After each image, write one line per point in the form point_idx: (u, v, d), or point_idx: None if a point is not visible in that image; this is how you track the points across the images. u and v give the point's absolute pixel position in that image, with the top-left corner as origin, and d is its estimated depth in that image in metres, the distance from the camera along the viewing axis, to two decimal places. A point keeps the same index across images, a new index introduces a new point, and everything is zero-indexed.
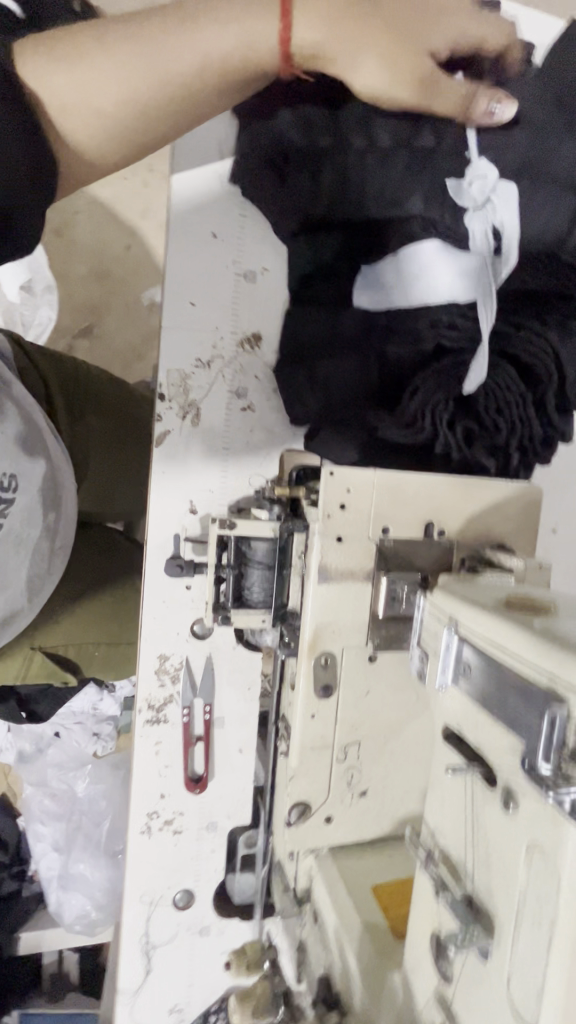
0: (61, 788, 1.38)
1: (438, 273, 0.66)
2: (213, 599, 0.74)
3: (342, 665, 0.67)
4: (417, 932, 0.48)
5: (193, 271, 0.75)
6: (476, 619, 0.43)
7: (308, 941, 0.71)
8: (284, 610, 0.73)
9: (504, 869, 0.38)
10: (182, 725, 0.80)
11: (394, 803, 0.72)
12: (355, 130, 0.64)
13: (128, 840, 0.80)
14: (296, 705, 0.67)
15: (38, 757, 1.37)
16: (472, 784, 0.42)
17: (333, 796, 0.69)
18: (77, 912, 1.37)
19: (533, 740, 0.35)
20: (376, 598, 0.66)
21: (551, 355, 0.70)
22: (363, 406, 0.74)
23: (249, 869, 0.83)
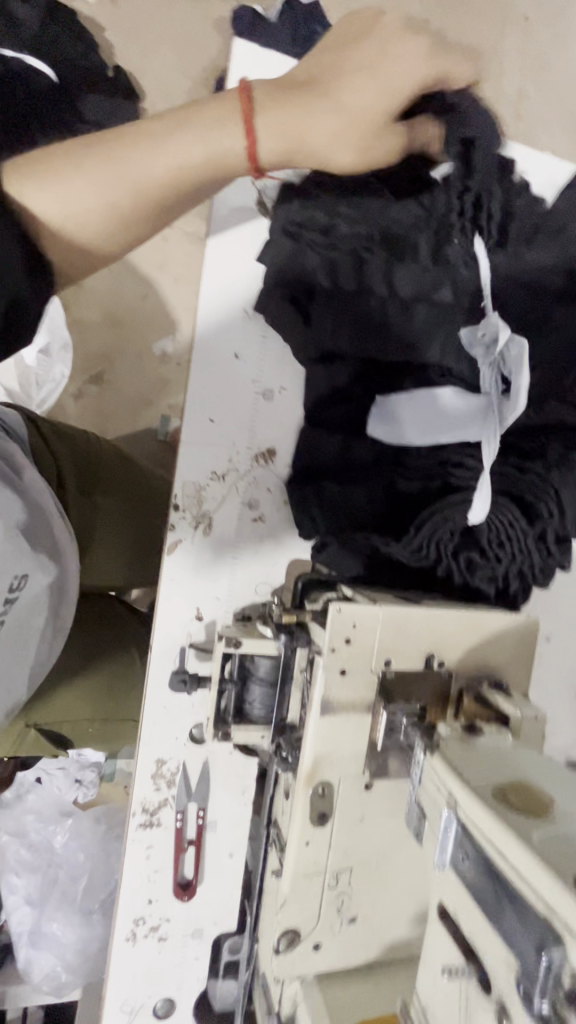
0: (40, 839, 1.35)
1: (447, 413, 0.71)
2: (213, 710, 0.75)
3: (339, 792, 0.68)
4: None
5: (214, 390, 0.79)
6: (475, 806, 0.44)
7: None
8: (283, 726, 0.73)
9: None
10: (175, 829, 0.80)
11: (382, 930, 0.71)
12: (374, 279, 0.70)
13: (112, 944, 0.80)
14: (291, 830, 0.68)
15: (18, 803, 1.36)
16: (465, 979, 0.43)
17: (322, 922, 0.69)
18: (50, 967, 1.29)
19: (528, 970, 0.37)
20: (375, 728, 0.67)
21: (553, 494, 0.73)
22: (370, 528, 0.75)
23: (232, 976, 0.82)
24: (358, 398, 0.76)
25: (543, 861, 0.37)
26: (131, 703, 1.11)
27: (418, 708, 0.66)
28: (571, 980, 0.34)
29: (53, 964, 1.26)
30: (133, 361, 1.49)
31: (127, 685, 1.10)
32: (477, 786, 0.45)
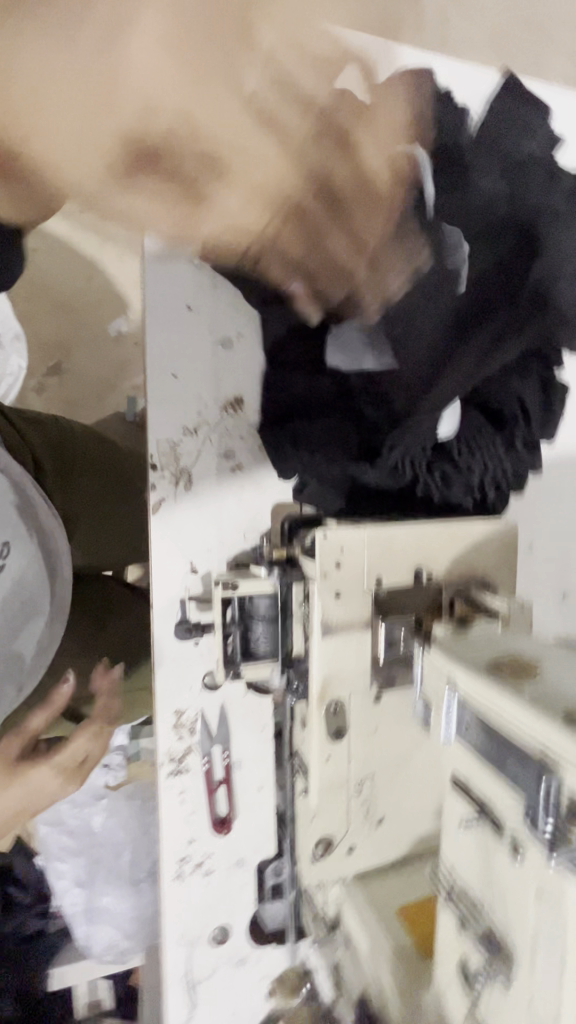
0: (77, 825, 1.38)
1: (399, 333, 0.70)
2: (221, 655, 0.78)
3: (352, 708, 0.71)
4: (443, 960, 0.54)
5: (173, 344, 0.79)
6: (471, 681, 0.47)
7: (343, 962, 0.76)
8: (289, 658, 0.77)
9: (515, 911, 0.44)
10: (203, 772, 0.84)
11: (408, 828, 0.76)
12: (320, 208, 0.72)
13: (162, 886, 0.84)
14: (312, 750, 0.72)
15: None
16: (483, 833, 0.47)
17: (353, 828, 0.74)
18: (106, 937, 1.36)
19: (533, 802, 0.41)
20: (376, 645, 0.71)
21: (517, 397, 0.74)
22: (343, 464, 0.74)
23: (278, 897, 0.88)
24: (314, 334, 0.77)
25: (534, 706, 0.41)
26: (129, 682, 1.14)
27: (415, 617, 0.70)
28: (568, 800, 0.38)
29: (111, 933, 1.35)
30: (90, 344, 1.45)
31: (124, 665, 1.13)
32: (473, 666, 0.49)
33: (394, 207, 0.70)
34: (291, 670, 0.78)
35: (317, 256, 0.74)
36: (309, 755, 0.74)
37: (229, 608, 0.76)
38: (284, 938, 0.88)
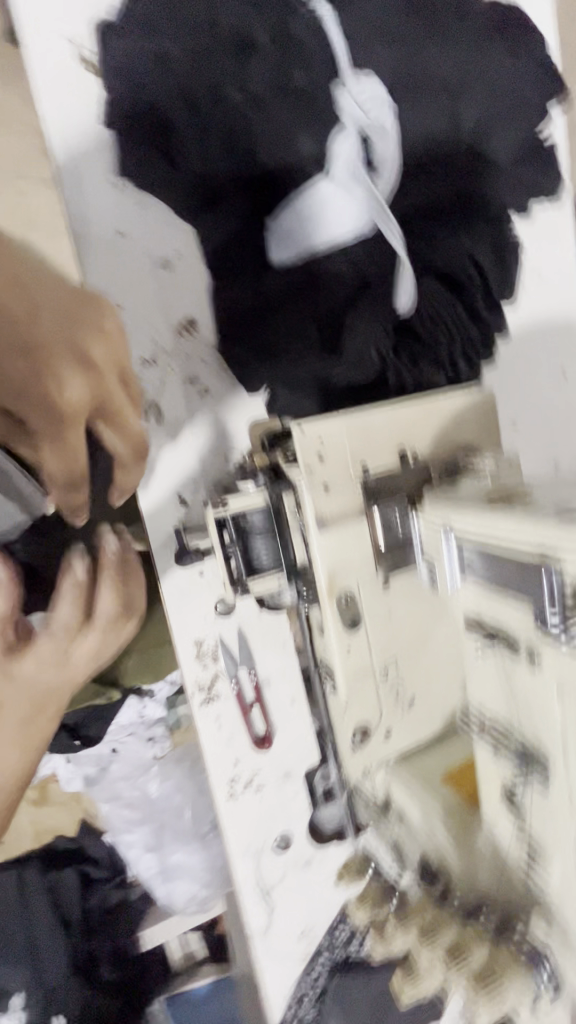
0: (137, 795, 1.38)
1: (340, 210, 0.73)
2: (227, 576, 0.78)
3: (364, 596, 0.72)
4: (487, 790, 0.56)
5: (111, 273, 0.74)
6: (467, 516, 0.47)
7: (399, 838, 0.79)
8: (291, 568, 0.77)
9: (540, 710, 0.45)
10: (234, 694, 0.86)
11: (440, 701, 0.78)
12: (229, 87, 0.71)
13: (217, 807, 0.87)
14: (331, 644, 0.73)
15: (103, 775, 1.35)
16: (501, 655, 0.48)
17: (385, 711, 0.76)
18: (186, 891, 1.38)
19: (539, 600, 0.41)
20: (374, 530, 0.71)
21: (469, 258, 0.78)
22: (313, 357, 0.76)
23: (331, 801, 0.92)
24: (252, 227, 0.74)
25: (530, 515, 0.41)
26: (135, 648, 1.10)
27: (408, 499, 0.71)
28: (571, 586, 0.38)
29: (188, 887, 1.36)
30: None
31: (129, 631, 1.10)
32: (466, 503, 0.49)
33: (304, 74, 0.72)
34: (299, 584, 0.77)
35: (233, 134, 0.72)
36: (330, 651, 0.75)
37: (224, 529, 0.76)
38: (343, 833, 0.92)
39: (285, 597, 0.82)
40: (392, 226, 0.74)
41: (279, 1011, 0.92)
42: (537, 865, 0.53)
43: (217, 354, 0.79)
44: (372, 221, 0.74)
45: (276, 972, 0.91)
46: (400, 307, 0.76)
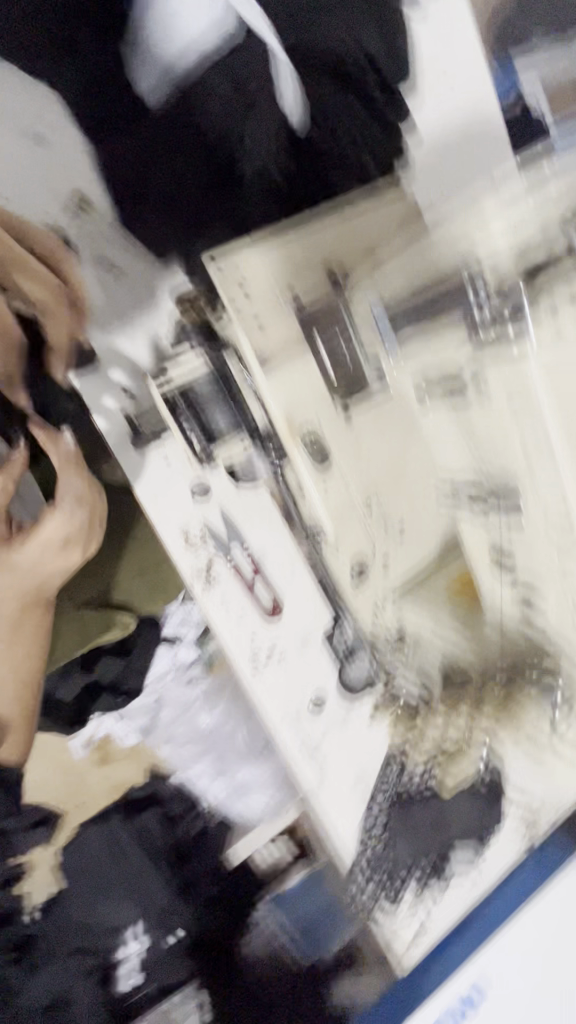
0: (197, 737, 1.01)
1: (196, 8, 0.65)
2: (195, 451, 0.80)
3: (329, 429, 0.70)
4: (478, 535, 0.74)
5: None
6: (395, 289, 0.66)
7: (418, 643, 0.90)
8: (256, 430, 0.79)
9: (497, 436, 0.62)
10: (234, 574, 0.86)
11: (430, 525, 0.80)
12: None
13: (246, 685, 0.89)
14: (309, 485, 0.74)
15: (156, 723, 0.98)
16: (456, 405, 0.64)
17: (378, 539, 0.78)
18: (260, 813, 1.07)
19: (469, 312, 0.58)
20: (323, 360, 0.68)
21: (361, 49, 0.72)
22: (213, 188, 0.71)
23: (357, 660, 0.92)
24: (107, 47, 0.65)
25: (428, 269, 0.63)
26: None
27: (349, 313, 0.67)
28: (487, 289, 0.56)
29: (264, 810, 1.03)
30: None
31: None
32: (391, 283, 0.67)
33: None
34: (266, 441, 0.80)
35: None
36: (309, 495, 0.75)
37: (178, 405, 0.76)
38: (374, 686, 0.93)
39: (256, 467, 0.83)
40: (257, 15, 0.67)
41: (353, 854, 0.97)
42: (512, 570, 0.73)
43: (112, 220, 0.70)
44: (237, 16, 0.66)
45: (343, 819, 0.96)
46: (288, 115, 0.71)
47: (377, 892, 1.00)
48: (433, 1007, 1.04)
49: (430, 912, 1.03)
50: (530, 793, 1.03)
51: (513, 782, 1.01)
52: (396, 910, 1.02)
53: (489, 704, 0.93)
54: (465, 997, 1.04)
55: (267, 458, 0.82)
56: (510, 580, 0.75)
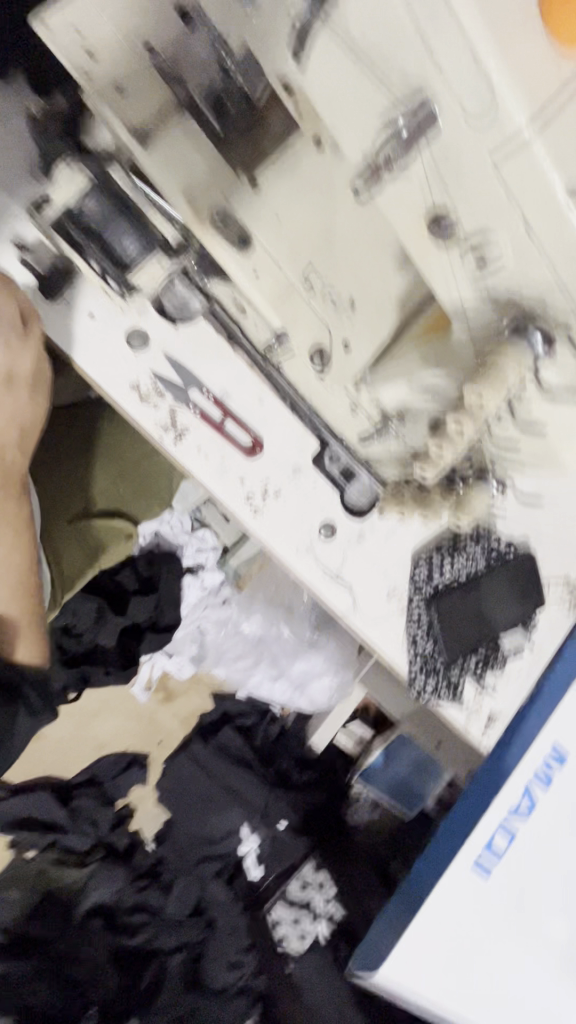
0: (229, 642, 1.64)
1: None
2: (114, 286, 0.75)
3: (238, 204, 0.65)
4: (405, 212, 0.55)
5: None
6: None
7: (407, 431, 0.80)
8: (168, 246, 0.71)
9: (391, 35, 0.45)
10: (202, 420, 0.83)
11: (381, 289, 0.70)
12: None
13: (250, 530, 0.87)
14: (240, 278, 0.71)
15: (207, 648, 1.65)
16: (335, 22, 0.46)
17: (329, 317, 0.73)
18: (324, 691, 1.60)
19: None
20: (205, 116, 0.61)
21: None
22: None
23: (356, 478, 0.90)
24: None
25: None
26: (124, 484, 1.14)
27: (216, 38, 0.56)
28: None
29: (325, 685, 1.58)
30: None
31: (107, 474, 1.12)
32: None
33: None
34: (185, 259, 0.73)
35: None
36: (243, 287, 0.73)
37: (77, 238, 0.70)
38: (378, 497, 0.91)
39: (187, 297, 0.78)
40: None
41: (408, 666, 0.97)
42: (468, 242, 0.55)
43: None
44: None
45: (388, 635, 0.96)
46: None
47: (438, 693, 0.98)
48: (521, 775, 0.99)
49: (495, 699, 1.03)
50: (563, 562, 1.01)
51: (542, 556, 1.00)
52: (463, 710, 1.02)
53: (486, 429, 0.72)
54: (549, 754, 1.01)
55: (192, 281, 0.75)
56: (469, 268, 0.57)
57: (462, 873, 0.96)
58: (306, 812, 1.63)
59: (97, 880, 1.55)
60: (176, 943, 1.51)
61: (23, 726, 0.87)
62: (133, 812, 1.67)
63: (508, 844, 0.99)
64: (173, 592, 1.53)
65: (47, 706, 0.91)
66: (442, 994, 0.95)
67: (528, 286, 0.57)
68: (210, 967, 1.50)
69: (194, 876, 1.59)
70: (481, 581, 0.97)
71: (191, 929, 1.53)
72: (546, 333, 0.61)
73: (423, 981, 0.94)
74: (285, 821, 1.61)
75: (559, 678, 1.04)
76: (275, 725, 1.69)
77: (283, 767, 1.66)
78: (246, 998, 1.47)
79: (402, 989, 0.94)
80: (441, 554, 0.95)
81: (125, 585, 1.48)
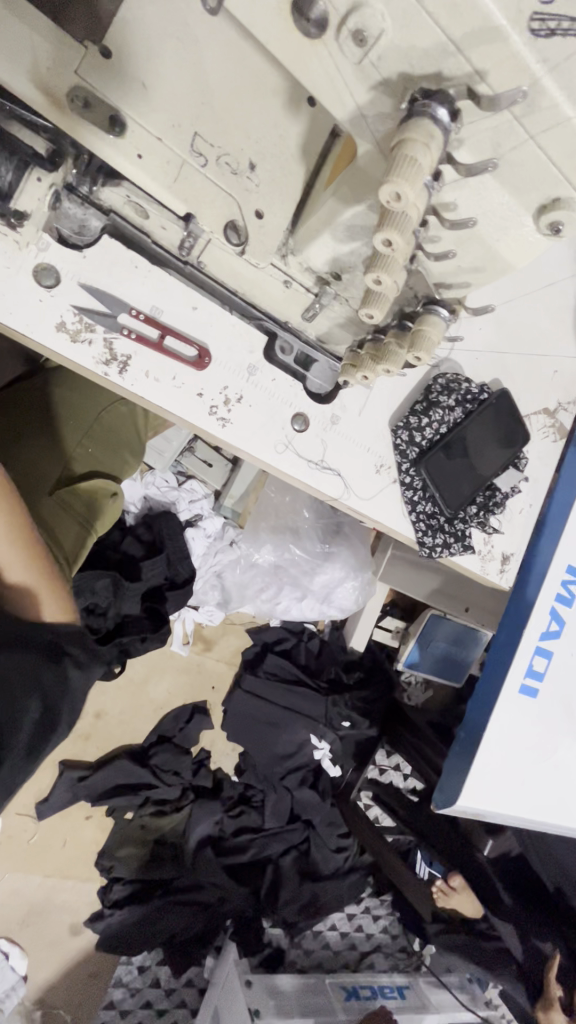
0: (246, 577, 1.66)
1: None
2: (3, 225, 0.71)
3: (93, 77, 0.58)
4: (270, 20, 0.44)
5: None
6: None
7: (350, 298, 0.75)
8: (41, 159, 0.67)
9: None
10: (141, 343, 0.80)
11: (280, 141, 0.63)
12: None
13: (224, 442, 0.87)
14: (124, 168, 0.64)
15: (230, 590, 1.68)
16: None
17: (237, 192, 0.66)
18: (349, 594, 1.64)
19: None
20: None
21: None
22: None
23: (313, 363, 0.88)
24: None
25: None
26: (92, 445, 1.13)
27: None
28: None
29: (347, 586, 1.62)
30: None
31: (73, 444, 1.11)
32: None
33: None
34: (67, 175, 0.69)
35: None
36: (133, 180, 0.66)
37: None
38: (339, 376, 0.90)
39: (87, 222, 0.74)
40: None
41: (413, 530, 1.00)
42: (363, 33, 0.42)
43: None
44: None
45: (389, 506, 0.98)
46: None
47: (448, 550, 1.01)
48: (545, 601, 1.04)
49: (505, 540, 1.07)
50: (535, 397, 1.03)
51: (515, 395, 1.01)
52: (476, 557, 1.06)
53: (428, 277, 0.63)
54: (566, 575, 1.05)
55: (82, 197, 0.71)
56: (370, 70, 0.44)
57: (511, 700, 1.04)
58: (367, 708, 1.70)
59: (197, 814, 1.66)
60: (283, 847, 1.65)
61: (77, 684, 0.74)
62: (210, 753, 1.79)
63: (547, 663, 1.05)
64: (180, 545, 1.54)
65: (93, 659, 0.80)
66: (518, 802, 1.05)
67: (421, 61, 0.42)
68: (319, 858, 1.65)
69: (280, 791, 1.68)
70: (464, 429, 0.97)
71: (293, 833, 1.66)
72: (453, 112, 0.43)
73: (500, 799, 1.04)
74: (349, 721, 1.66)
75: (560, 505, 1.06)
76: (314, 639, 1.78)
77: (334, 673, 1.74)
78: (356, 873, 1.66)
79: (483, 809, 1.03)
80: (415, 412, 0.95)
81: (134, 555, 1.52)
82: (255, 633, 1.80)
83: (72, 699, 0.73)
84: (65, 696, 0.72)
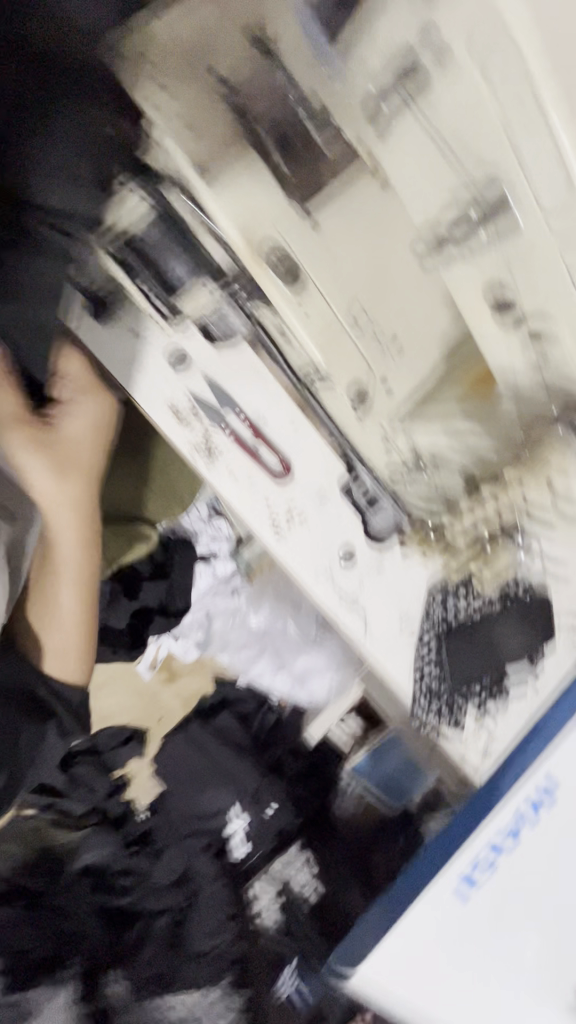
0: (235, 631, 1.65)
1: None
2: (159, 309, 0.75)
3: (291, 236, 0.64)
4: (470, 305, 0.68)
5: None
6: None
7: (437, 480, 0.90)
8: (216, 273, 0.71)
9: (492, 140, 0.55)
10: (235, 443, 0.84)
11: (424, 324, 0.74)
12: None
13: (272, 552, 0.89)
14: (287, 315, 0.68)
15: (211, 635, 1.65)
16: (428, 117, 0.56)
17: (374, 365, 0.72)
18: (323, 687, 1.60)
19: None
20: (275, 156, 0.63)
21: None
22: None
23: (380, 507, 0.91)
24: None
25: None
26: (145, 481, 1.15)
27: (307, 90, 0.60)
28: None
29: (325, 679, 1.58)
30: None
31: (130, 477, 1.12)
32: None
33: None
34: (230, 283, 0.72)
35: None
36: (289, 325, 0.70)
37: (129, 259, 0.71)
38: (401, 528, 0.93)
39: (230, 318, 0.76)
40: None
41: (414, 693, 0.99)
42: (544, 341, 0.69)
43: None
44: None
45: (397, 661, 0.98)
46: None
47: (440, 718, 0.99)
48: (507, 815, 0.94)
49: (498, 731, 0.99)
50: None
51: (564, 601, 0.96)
52: (461, 738, 0.99)
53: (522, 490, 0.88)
54: (545, 785, 0.89)
55: (238, 302, 0.74)
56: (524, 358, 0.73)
57: (438, 899, 0.89)
58: (296, 803, 1.64)
59: (88, 841, 1.60)
60: (158, 906, 1.55)
61: (52, 746, 0.92)
62: (129, 781, 1.67)
63: (489, 876, 0.90)
64: (183, 578, 1.58)
65: (79, 725, 0.96)
66: (415, 999, 0.92)
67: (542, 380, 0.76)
68: (192, 933, 1.52)
69: (180, 847, 1.61)
70: (495, 621, 0.95)
71: (173, 896, 1.56)
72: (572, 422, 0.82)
73: (393, 983, 0.91)
74: (274, 806, 1.62)
75: (550, 715, 0.95)
76: (272, 714, 1.71)
77: (272, 756, 1.68)
78: (222, 964, 1.50)
79: (373, 993, 0.92)
80: (454, 587, 0.95)
81: (139, 571, 1.55)
82: (215, 686, 1.74)
83: (41, 758, 0.91)
84: (35, 752, 0.89)
